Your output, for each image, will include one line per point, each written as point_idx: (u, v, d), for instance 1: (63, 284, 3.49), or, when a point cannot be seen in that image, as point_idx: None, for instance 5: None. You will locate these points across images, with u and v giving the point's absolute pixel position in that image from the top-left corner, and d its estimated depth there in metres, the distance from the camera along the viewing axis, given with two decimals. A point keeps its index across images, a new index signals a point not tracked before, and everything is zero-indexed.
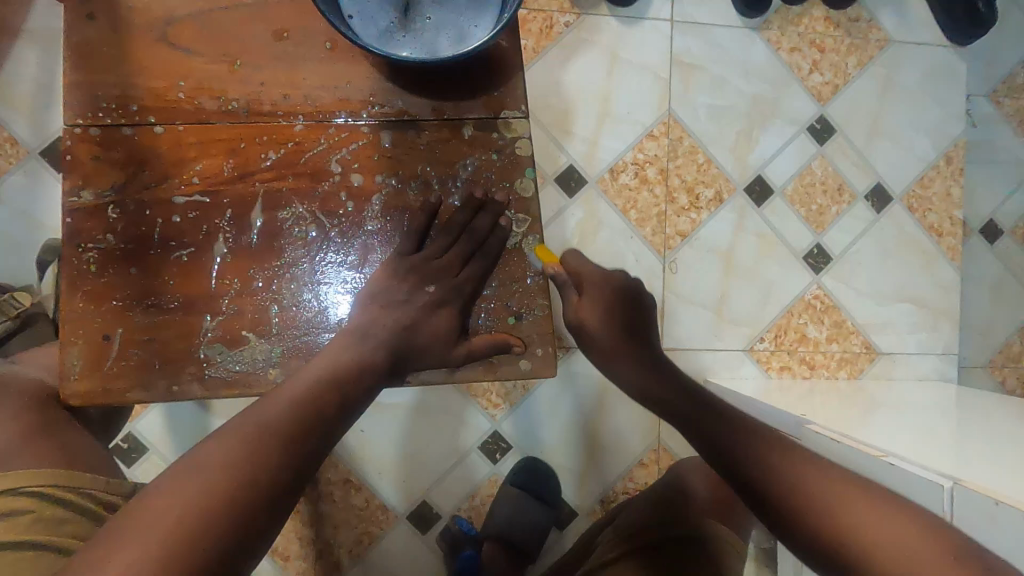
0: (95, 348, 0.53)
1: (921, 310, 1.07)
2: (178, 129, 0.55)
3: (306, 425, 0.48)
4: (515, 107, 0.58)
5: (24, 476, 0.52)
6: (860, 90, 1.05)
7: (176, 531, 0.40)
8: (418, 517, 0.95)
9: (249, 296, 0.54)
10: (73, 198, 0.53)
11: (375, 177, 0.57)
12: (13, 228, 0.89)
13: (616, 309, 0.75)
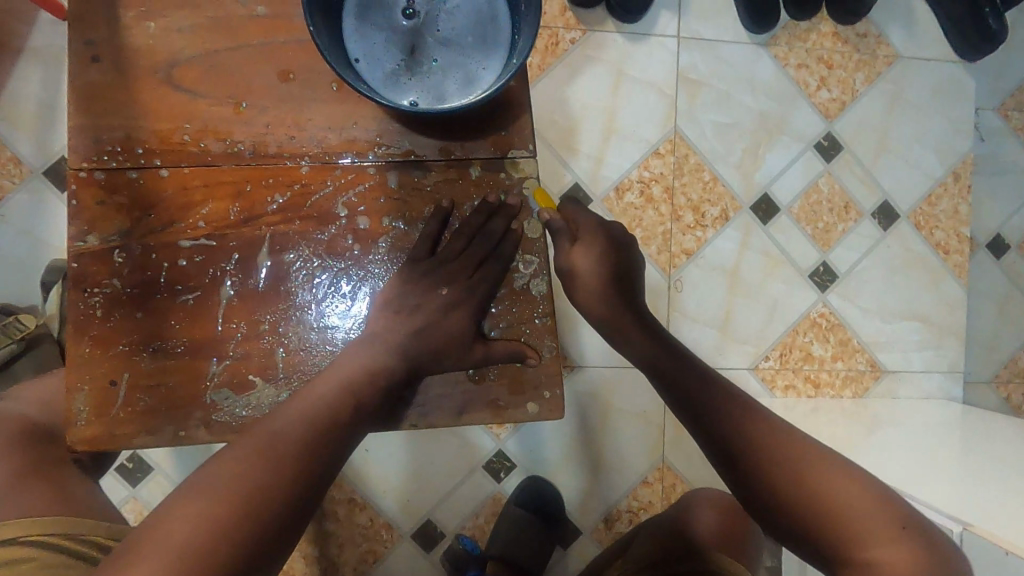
0: (101, 394, 0.53)
1: (927, 328, 1.07)
2: (183, 171, 0.54)
3: (289, 466, 0.46)
4: (522, 147, 0.58)
5: (26, 523, 0.53)
6: (868, 107, 1.05)
7: (190, 550, 0.41)
8: (421, 535, 0.95)
9: (256, 339, 0.54)
10: (78, 242, 0.52)
11: (381, 219, 0.56)
12: (16, 248, 0.89)
13: (615, 261, 0.68)
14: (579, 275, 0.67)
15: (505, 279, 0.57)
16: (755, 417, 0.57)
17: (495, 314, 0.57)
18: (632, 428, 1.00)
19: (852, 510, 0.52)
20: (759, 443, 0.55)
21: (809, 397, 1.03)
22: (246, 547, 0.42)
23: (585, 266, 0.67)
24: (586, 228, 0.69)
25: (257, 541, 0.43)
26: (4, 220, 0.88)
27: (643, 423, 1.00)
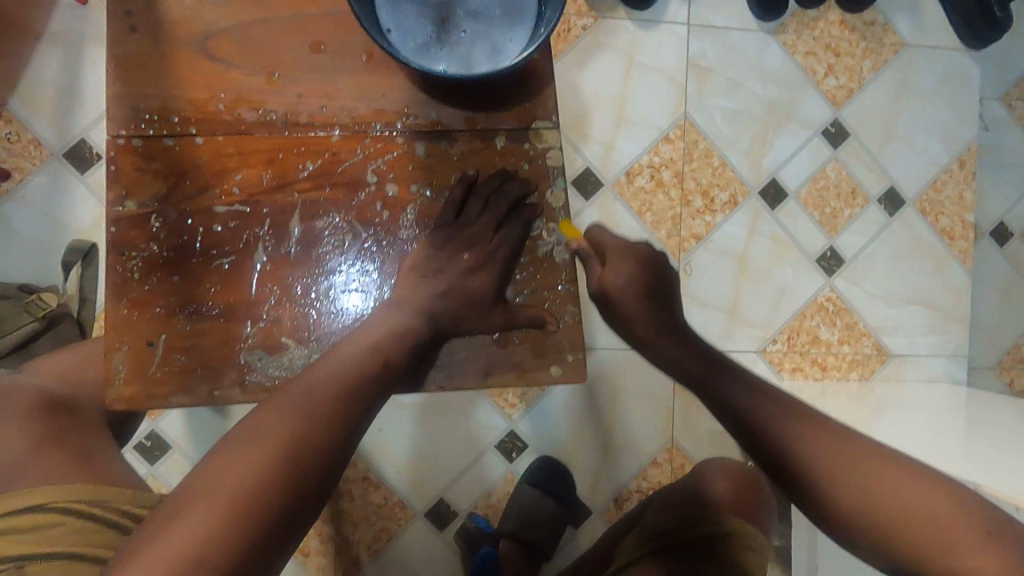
0: (140, 353, 0.53)
1: (932, 312, 1.08)
2: (218, 140, 0.55)
3: (319, 431, 0.47)
4: (545, 118, 0.59)
5: (52, 488, 0.53)
6: (875, 94, 1.06)
7: (239, 500, 0.43)
8: (435, 514, 0.97)
9: (289, 303, 0.55)
10: (117, 208, 0.53)
11: (409, 187, 0.58)
12: (36, 230, 0.90)
13: (648, 278, 0.67)
14: (610, 294, 0.66)
15: (526, 246, 0.59)
16: (798, 421, 0.59)
17: (516, 281, 0.59)
18: (642, 408, 1.01)
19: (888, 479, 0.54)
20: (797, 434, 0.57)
21: (816, 380, 1.05)
22: (279, 510, 0.44)
23: (621, 288, 0.66)
24: (616, 250, 0.68)
25: (289, 504, 0.45)
26: (25, 201, 0.90)
27: (653, 404, 1.01)
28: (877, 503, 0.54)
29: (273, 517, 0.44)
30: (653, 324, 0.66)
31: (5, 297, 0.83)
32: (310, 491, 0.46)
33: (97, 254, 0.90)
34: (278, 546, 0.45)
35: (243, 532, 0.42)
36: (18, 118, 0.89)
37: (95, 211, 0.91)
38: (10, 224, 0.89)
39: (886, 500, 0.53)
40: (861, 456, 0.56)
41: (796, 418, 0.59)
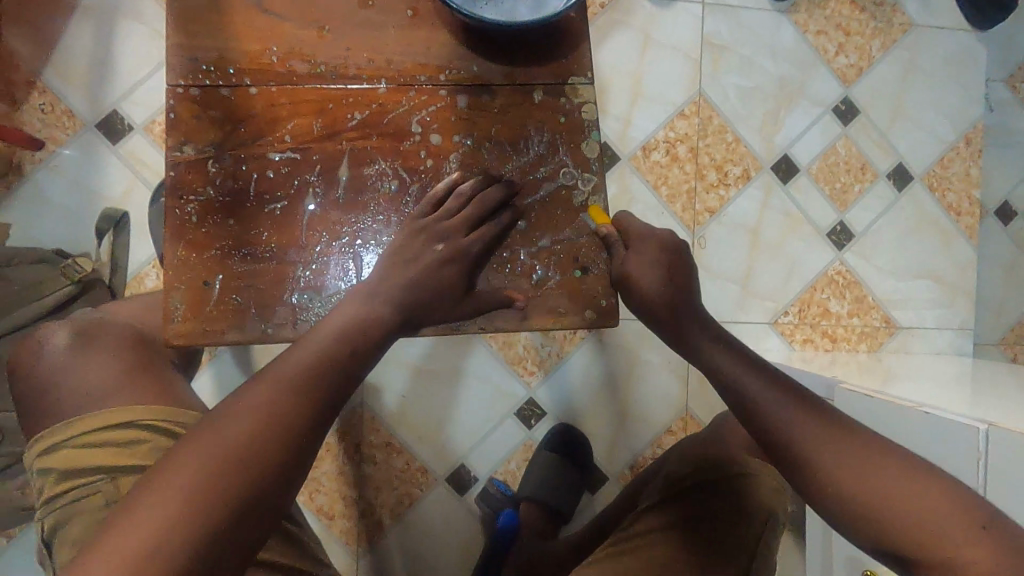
0: (196, 292, 0.50)
1: (939, 286, 1.11)
2: (271, 90, 0.53)
3: (291, 417, 0.44)
4: (582, 73, 0.57)
5: (138, 407, 0.54)
6: (884, 73, 1.09)
7: (196, 496, 0.40)
8: (455, 480, 0.99)
9: (336, 249, 0.52)
10: (175, 152, 0.51)
11: (452, 137, 0.55)
12: (70, 199, 0.92)
13: (676, 267, 0.57)
14: (635, 283, 0.56)
15: (507, 232, 0.56)
16: (790, 399, 0.51)
17: (491, 268, 0.56)
18: (657, 378, 1.03)
19: (886, 476, 0.46)
20: (787, 415, 0.50)
21: (826, 350, 1.08)
22: (247, 499, 0.41)
23: (643, 279, 0.56)
24: (638, 234, 0.58)
25: (257, 493, 0.42)
26: (58, 171, 0.92)
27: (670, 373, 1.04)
28: (871, 496, 0.46)
29: (229, 520, 0.41)
30: (690, 325, 0.56)
31: (41, 260, 0.85)
32: (280, 479, 0.43)
33: (128, 223, 0.93)
34: (245, 540, 0.42)
35: (208, 521, 0.40)
36: (52, 91, 0.91)
37: (125, 181, 0.93)
38: (43, 193, 0.91)
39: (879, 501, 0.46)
40: (860, 450, 0.48)
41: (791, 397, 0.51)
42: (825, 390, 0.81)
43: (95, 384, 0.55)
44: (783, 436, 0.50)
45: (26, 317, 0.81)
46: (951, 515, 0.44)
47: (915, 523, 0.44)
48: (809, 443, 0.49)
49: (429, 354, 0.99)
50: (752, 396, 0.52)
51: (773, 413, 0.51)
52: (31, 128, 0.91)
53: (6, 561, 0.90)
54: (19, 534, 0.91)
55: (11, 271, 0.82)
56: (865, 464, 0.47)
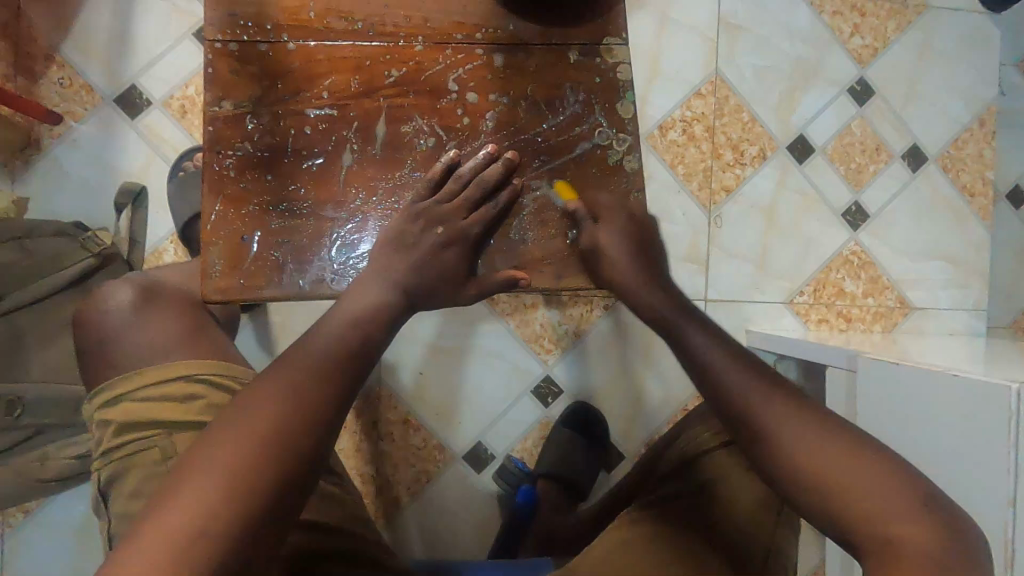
0: (234, 247, 0.51)
1: (953, 267, 1.11)
2: (309, 46, 0.53)
3: (321, 396, 0.44)
4: (616, 34, 0.57)
5: (196, 364, 0.55)
6: (899, 53, 1.09)
7: (232, 476, 0.39)
8: (473, 457, 0.99)
9: (374, 206, 0.53)
10: (213, 106, 0.51)
11: (489, 95, 0.55)
12: (88, 173, 0.92)
13: (642, 239, 0.56)
14: (605, 256, 0.55)
15: (508, 213, 0.55)
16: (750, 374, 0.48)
17: (490, 252, 0.55)
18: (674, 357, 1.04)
19: (833, 452, 0.43)
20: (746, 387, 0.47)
21: (841, 331, 1.08)
22: (286, 480, 0.41)
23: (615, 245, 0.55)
24: (604, 206, 0.56)
25: (293, 474, 0.41)
26: (76, 145, 0.91)
27: None
28: (819, 474, 0.43)
29: (253, 497, 0.39)
30: (654, 295, 0.54)
31: (60, 232, 0.84)
32: (314, 461, 0.43)
33: (146, 198, 0.92)
34: (284, 521, 0.41)
35: (250, 504, 0.39)
36: (71, 64, 0.91)
37: (144, 155, 0.93)
38: (60, 167, 0.91)
39: (832, 480, 0.42)
40: (810, 428, 0.45)
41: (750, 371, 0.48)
42: (846, 362, 0.82)
43: (153, 338, 0.56)
44: (745, 409, 0.46)
45: (43, 291, 0.80)
46: (893, 496, 0.41)
47: (861, 500, 0.41)
48: (763, 415, 0.46)
49: (448, 332, 0.99)
50: (714, 365, 0.49)
51: (736, 383, 0.47)
52: (49, 103, 0.91)
53: (25, 536, 0.90)
54: (39, 510, 0.91)
55: (31, 244, 0.81)
56: (815, 441, 0.44)
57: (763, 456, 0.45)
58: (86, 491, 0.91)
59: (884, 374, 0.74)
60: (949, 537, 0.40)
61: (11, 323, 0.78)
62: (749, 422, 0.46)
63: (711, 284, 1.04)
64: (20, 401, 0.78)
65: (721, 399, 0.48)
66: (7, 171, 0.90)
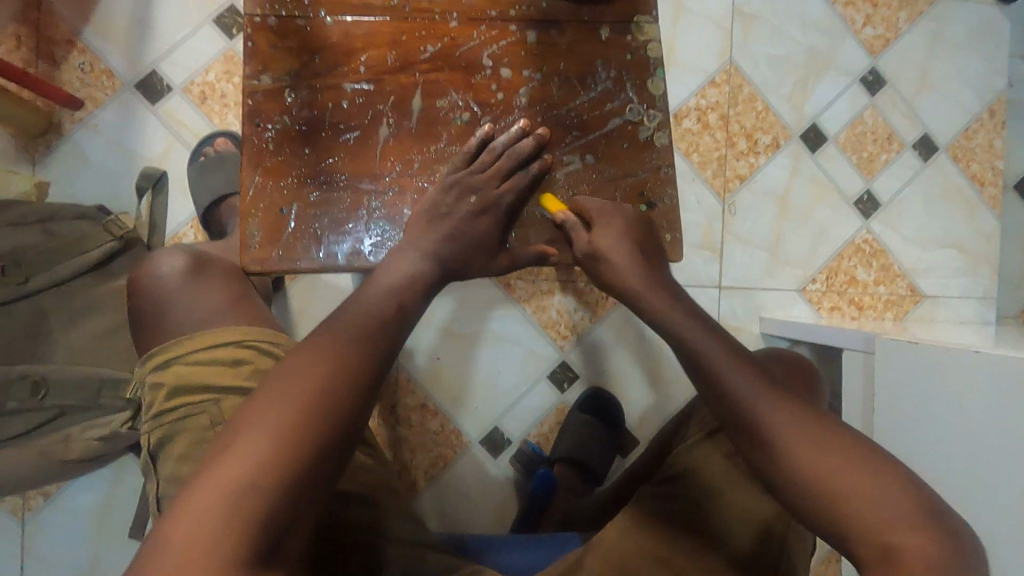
0: (273, 220, 0.53)
1: (963, 256, 1.12)
2: (346, 22, 0.55)
3: (361, 361, 0.45)
4: (647, 12, 0.59)
5: (243, 331, 0.58)
6: (910, 44, 1.10)
7: (278, 452, 0.40)
8: (489, 442, 1.00)
9: (410, 178, 0.55)
10: (252, 80, 0.53)
11: (523, 72, 0.57)
12: (108, 158, 0.93)
13: (641, 244, 0.56)
14: (631, 250, 0.55)
15: (540, 187, 0.57)
16: (755, 375, 0.48)
17: (522, 226, 0.57)
18: None
19: (838, 461, 0.43)
20: (751, 390, 0.47)
21: (853, 318, 1.09)
22: (331, 443, 0.42)
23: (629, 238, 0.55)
24: (600, 210, 0.56)
25: (332, 444, 0.42)
26: (97, 130, 0.92)
27: None
28: (823, 481, 0.43)
29: (300, 470, 0.40)
30: (662, 301, 0.53)
31: (82, 216, 0.86)
32: (355, 424, 0.44)
33: (167, 183, 0.92)
34: (328, 481, 0.42)
35: (298, 465, 0.40)
36: (92, 50, 0.92)
37: (164, 141, 0.93)
38: (82, 152, 0.92)
39: (832, 492, 0.42)
40: (816, 433, 0.45)
41: (754, 373, 0.49)
42: (864, 343, 0.83)
43: (204, 307, 0.60)
44: (751, 418, 0.46)
45: (68, 272, 0.81)
46: (899, 505, 0.41)
47: (865, 511, 0.41)
48: (771, 419, 0.46)
49: (467, 318, 1.00)
50: (720, 372, 0.49)
51: (742, 391, 0.47)
52: (71, 88, 0.91)
53: (46, 519, 0.91)
54: (59, 493, 0.91)
55: (54, 226, 0.83)
56: (820, 448, 0.44)
57: (768, 465, 0.45)
58: (106, 474, 0.92)
59: (902, 355, 0.75)
60: (953, 555, 0.39)
61: (37, 302, 0.80)
62: (755, 430, 0.46)
63: (725, 272, 1.05)
64: (44, 382, 0.77)
65: (727, 407, 0.48)
66: (29, 155, 0.91)
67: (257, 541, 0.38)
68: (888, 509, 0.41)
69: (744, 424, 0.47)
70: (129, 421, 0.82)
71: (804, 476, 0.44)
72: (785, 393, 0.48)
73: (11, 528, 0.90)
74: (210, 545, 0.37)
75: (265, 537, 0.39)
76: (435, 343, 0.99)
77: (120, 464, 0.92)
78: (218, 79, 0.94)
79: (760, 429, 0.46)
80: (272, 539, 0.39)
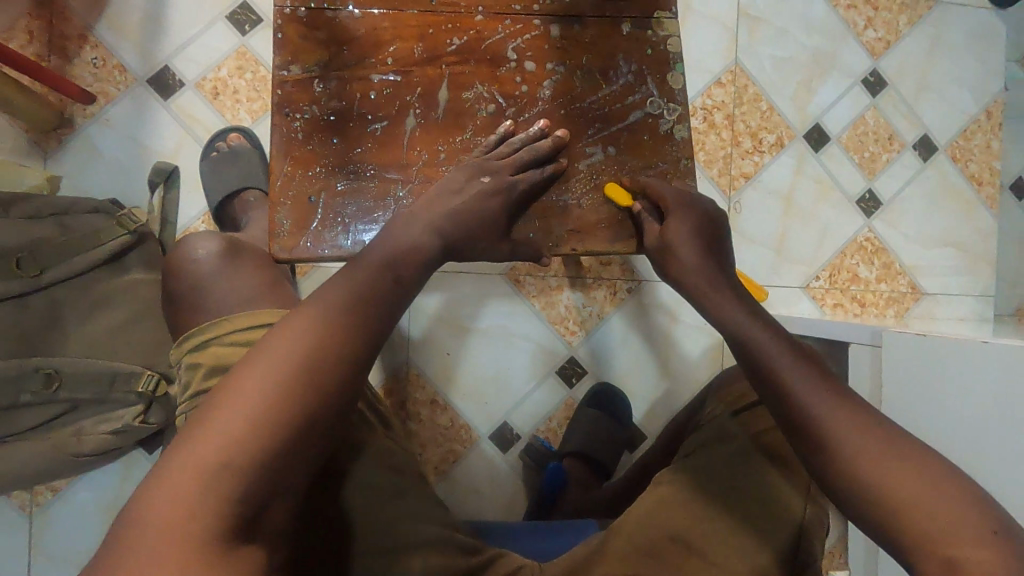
0: (302, 208, 0.57)
1: (961, 254, 1.15)
2: (374, 15, 0.59)
3: (341, 340, 0.44)
4: (667, 9, 0.63)
5: (276, 313, 0.59)
6: (911, 46, 1.13)
7: (253, 426, 0.40)
8: (498, 437, 1.01)
9: (436, 167, 0.58)
10: (283, 71, 0.57)
11: (546, 64, 0.61)
12: (120, 152, 0.93)
13: (710, 238, 0.59)
14: (676, 252, 0.58)
15: (562, 177, 0.60)
16: (811, 376, 0.49)
17: (545, 217, 0.60)
18: (696, 340, 1.06)
19: (899, 467, 0.43)
20: (805, 388, 0.48)
21: (856, 315, 1.10)
22: (307, 423, 0.41)
23: (688, 242, 0.57)
24: (678, 200, 0.59)
25: (311, 424, 0.42)
26: (110, 125, 0.92)
27: (706, 335, 1.06)
28: (877, 483, 0.43)
29: (276, 450, 0.40)
30: (723, 299, 0.55)
31: (95, 210, 0.84)
32: (335, 405, 0.43)
33: (178, 178, 0.93)
34: (306, 462, 0.42)
35: (273, 445, 0.40)
36: (104, 45, 0.92)
37: (176, 136, 0.93)
38: (93, 146, 0.92)
39: (890, 492, 0.43)
40: (876, 437, 0.45)
41: (809, 373, 0.49)
42: (870, 337, 0.84)
43: (238, 290, 0.62)
44: (803, 413, 0.47)
45: (80, 266, 0.81)
46: (966, 518, 0.41)
47: (925, 518, 0.41)
48: (825, 417, 0.46)
49: (478, 313, 1.01)
50: (778, 367, 0.49)
51: (800, 388, 0.48)
52: (83, 82, 0.92)
53: (54, 515, 0.90)
54: (68, 488, 0.91)
55: (69, 220, 0.82)
56: (881, 453, 0.44)
57: (821, 462, 0.46)
58: (115, 469, 0.92)
59: (909, 348, 0.76)
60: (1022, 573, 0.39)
61: (50, 295, 0.80)
62: (808, 428, 0.47)
63: None
64: (58, 375, 0.78)
65: (782, 401, 0.49)
66: (41, 149, 0.91)
67: (231, 519, 0.38)
68: (952, 518, 0.41)
69: (798, 422, 0.47)
70: (142, 415, 0.82)
71: (861, 476, 0.44)
72: (842, 396, 0.48)
73: (19, 523, 0.90)
74: (183, 520, 0.37)
75: (241, 515, 0.38)
76: (446, 337, 1.00)
77: (129, 459, 0.92)
78: (231, 74, 0.95)
79: (813, 426, 0.47)
80: (248, 519, 0.39)
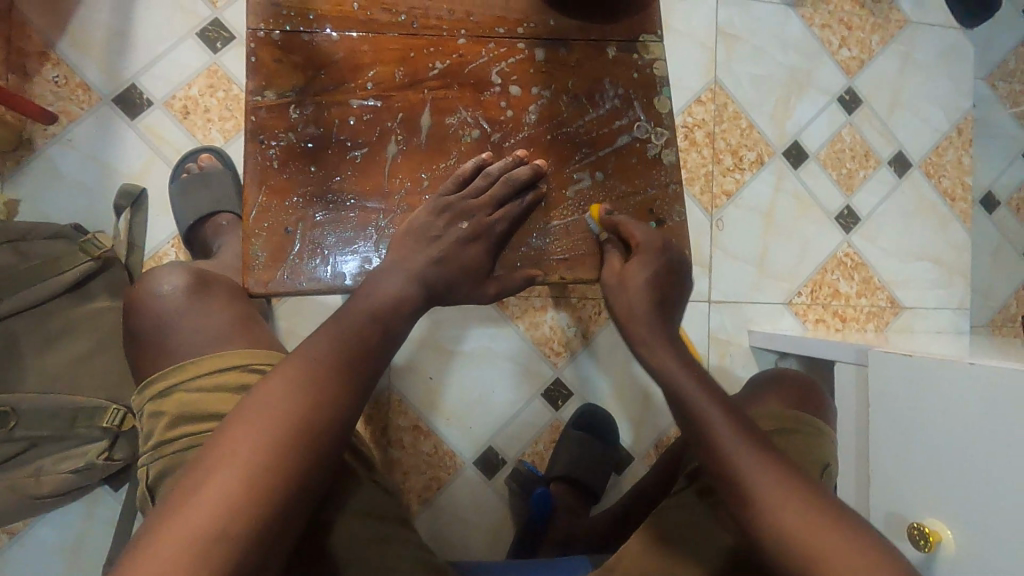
0: (278, 239, 0.54)
1: (936, 267, 1.16)
2: (352, 38, 0.57)
3: (326, 398, 0.46)
4: (652, 32, 0.62)
5: (252, 354, 0.57)
6: (883, 65, 1.14)
7: (246, 490, 0.42)
8: (484, 463, 0.98)
9: (418, 196, 0.57)
10: (257, 96, 0.55)
11: (531, 89, 0.59)
12: (83, 172, 0.89)
13: (666, 286, 0.59)
14: (627, 294, 0.58)
15: (546, 206, 0.59)
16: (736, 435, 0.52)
17: (527, 246, 0.58)
18: None
19: (807, 527, 0.48)
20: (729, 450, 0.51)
21: (837, 330, 1.11)
22: (296, 486, 0.43)
23: (634, 294, 0.57)
24: (649, 243, 0.58)
25: (303, 482, 0.44)
26: (71, 144, 0.88)
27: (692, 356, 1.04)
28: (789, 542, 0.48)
29: (270, 510, 0.42)
30: (661, 350, 0.57)
31: (60, 236, 0.81)
32: (320, 469, 0.45)
33: (146, 202, 0.89)
34: (298, 520, 0.44)
35: (267, 506, 0.42)
36: (67, 62, 0.88)
37: (143, 155, 0.90)
38: (55, 167, 0.88)
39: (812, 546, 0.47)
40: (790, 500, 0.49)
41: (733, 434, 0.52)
42: (856, 356, 0.84)
43: (208, 330, 0.59)
44: (732, 470, 0.51)
45: (37, 296, 0.77)
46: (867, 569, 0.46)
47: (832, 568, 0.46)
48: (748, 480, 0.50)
49: (462, 337, 0.98)
50: (710, 428, 0.53)
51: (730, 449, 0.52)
52: (42, 101, 0.87)
53: (11, 559, 0.85)
54: (26, 529, 0.85)
55: (25, 246, 0.78)
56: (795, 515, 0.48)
57: (749, 517, 0.50)
58: (78, 508, 0.87)
59: (896, 367, 0.76)
60: None
61: (6, 327, 0.76)
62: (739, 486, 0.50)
63: (715, 286, 1.06)
64: (13, 414, 0.73)
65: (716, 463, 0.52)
66: None
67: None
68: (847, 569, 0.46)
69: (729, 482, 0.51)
70: (105, 452, 0.78)
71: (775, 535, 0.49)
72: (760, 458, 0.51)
73: None
74: None
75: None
76: (428, 360, 0.97)
77: (93, 496, 0.87)
78: (201, 93, 0.91)
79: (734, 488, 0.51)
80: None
